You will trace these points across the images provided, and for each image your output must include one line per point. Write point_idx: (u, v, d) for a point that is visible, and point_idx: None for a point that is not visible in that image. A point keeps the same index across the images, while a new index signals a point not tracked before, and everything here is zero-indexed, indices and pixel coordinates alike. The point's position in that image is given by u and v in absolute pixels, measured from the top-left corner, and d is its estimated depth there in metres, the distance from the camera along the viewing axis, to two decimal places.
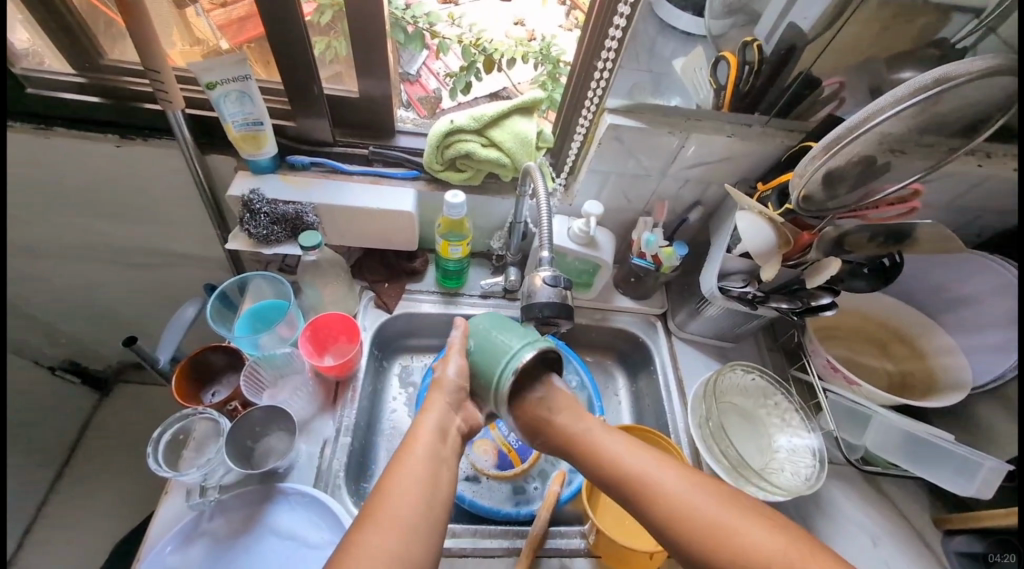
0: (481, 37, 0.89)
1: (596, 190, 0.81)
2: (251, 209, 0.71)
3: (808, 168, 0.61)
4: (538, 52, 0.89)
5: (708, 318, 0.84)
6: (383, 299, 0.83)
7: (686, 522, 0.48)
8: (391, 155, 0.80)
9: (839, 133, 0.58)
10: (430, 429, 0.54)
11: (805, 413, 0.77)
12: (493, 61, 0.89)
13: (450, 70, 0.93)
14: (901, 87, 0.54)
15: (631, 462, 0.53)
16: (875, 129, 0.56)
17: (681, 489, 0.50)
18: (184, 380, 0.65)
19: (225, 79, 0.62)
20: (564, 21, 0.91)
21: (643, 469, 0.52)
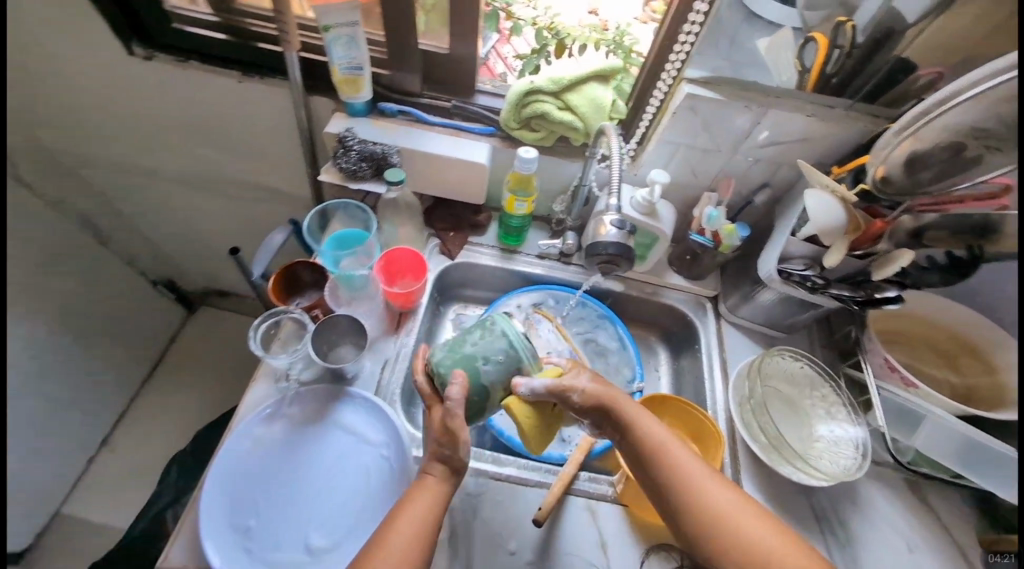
0: (555, 21, 0.95)
1: (664, 163, 0.82)
2: (345, 145, 0.79)
3: (884, 147, 0.62)
4: (610, 41, 0.91)
5: (761, 303, 0.85)
6: (447, 246, 0.90)
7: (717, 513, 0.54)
8: (472, 110, 0.86)
9: (922, 110, 0.59)
10: (423, 509, 0.53)
11: (853, 407, 0.76)
12: (564, 45, 0.89)
13: (518, 52, 0.98)
14: (999, 63, 0.53)
15: (675, 455, 0.57)
16: (962, 110, 0.56)
17: (731, 505, 0.55)
18: (280, 283, 0.75)
19: (338, 23, 0.70)
20: (638, 14, 0.96)
21: (685, 464, 0.57)
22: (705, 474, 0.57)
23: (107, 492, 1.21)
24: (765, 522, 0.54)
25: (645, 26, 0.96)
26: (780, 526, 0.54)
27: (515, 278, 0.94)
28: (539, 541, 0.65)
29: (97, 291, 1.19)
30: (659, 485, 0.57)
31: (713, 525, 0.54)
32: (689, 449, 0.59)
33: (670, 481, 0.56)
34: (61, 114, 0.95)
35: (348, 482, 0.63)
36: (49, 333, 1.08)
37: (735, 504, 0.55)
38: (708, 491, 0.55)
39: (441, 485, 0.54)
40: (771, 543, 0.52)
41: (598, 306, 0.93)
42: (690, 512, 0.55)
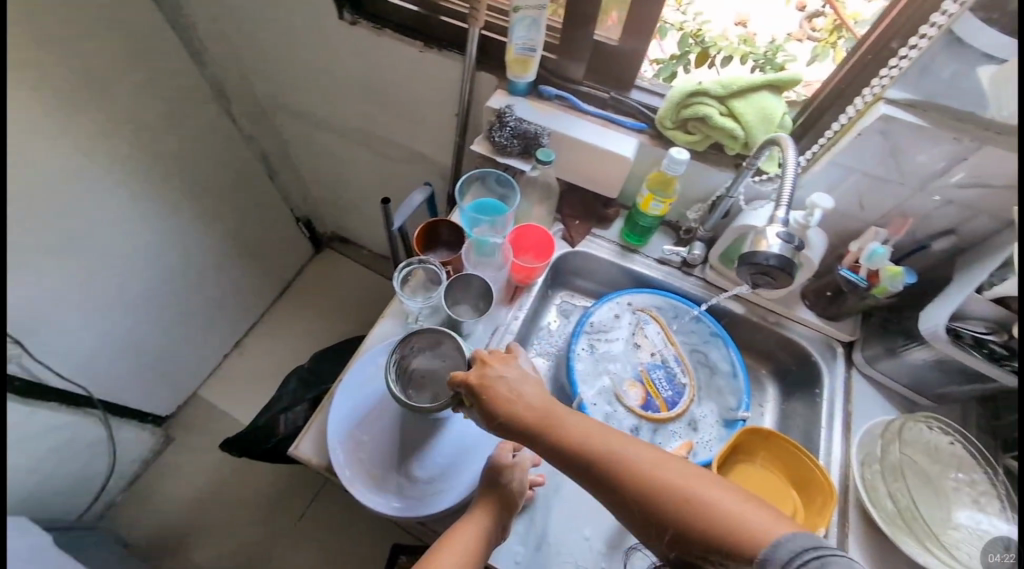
0: (703, 28, 0.90)
1: (828, 187, 0.75)
2: (502, 120, 0.84)
3: None
4: (762, 56, 0.89)
5: (912, 362, 0.75)
6: (571, 234, 0.92)
7: (649, 486, 0.46)
8: (628, 105, 0.87)
9: None
10: (472, 534, 0.58)
11: (1009, 505, 0.65)
12: (707, 54, 0.89)
13: (661, 55, 0.93)
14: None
15: (592, 443, 0.50)
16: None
17: (649, 460, 0.48)
18: (422, 236, 0.82)
19: (527, 5, 0.74)
20: (793, 28, 0.92)
21: (610, 447, 0.49)
22: (620, 438, 0.50)
23: (233, 388, 1.48)
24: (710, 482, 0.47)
25: (802, 44, 0.90)
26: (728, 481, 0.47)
27: (627, 277, 0.94)
28: (613, 535, 0.65)
29: (255, 218, 1.42)
30: (596, 474, 0.49)
31: (670, 499, 0.46)
32: (609, 427, 0.52)
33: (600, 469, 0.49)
34: (271, 66, 1.13)
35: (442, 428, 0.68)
36: (219, 243, 1.32)
37: (666, 472, 0.47)
38: (635, 465, 0.48)
39: (487, 510, 0.60)
40: (724, 507, 0.44)
41: (712, 323, 0.88)
42: (639, 494, 0.47)
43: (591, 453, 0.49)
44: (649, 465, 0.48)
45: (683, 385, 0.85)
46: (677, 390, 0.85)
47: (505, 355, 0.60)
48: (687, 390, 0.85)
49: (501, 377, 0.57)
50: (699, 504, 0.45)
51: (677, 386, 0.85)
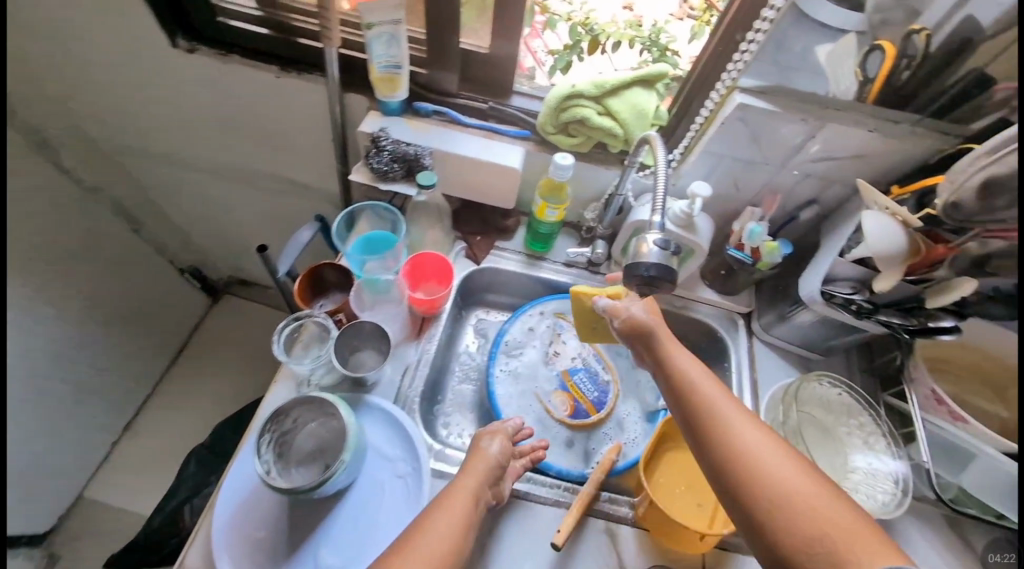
0: (591, 16, 0.91)
1: (706, 174, 0.78)
2: (378, 145, 0.78)
3: (963, 170, 0.56)
4: (646, 38, 0.90)
5: (799, 324, 0.81)
6: (474, 251, 0.91)
7: (768, 477, 0.46)
8: (507, 113, 0.84)
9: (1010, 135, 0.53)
10: (465, 493, 0.59)
11: (892, 439, 0.72)
12: (598, 41, 0.90)
13: (551, 48, 0.94)
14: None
15: (744, 428, 0.50)
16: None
17: (740, 421, 0.51)
18: (305, 285, 0.75)
19: (382, 22, 0.68)
20: (675, 9, 0.91)
21: (742, 429, 0.50)
22: (719, 394, 0.54)
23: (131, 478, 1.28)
24: (796, 463, 0.47)
25: (683, 23, 0.90)
26: (850, 504, 0.45)
27: (539, 285, 0.94)
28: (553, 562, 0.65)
29: (123, 279, 1.22)
30: (683, 406, 0.55)
31: (763, 489, 0.46)
32: (766, 432, 0.50)
33: (688, 399, 0.55)
34: (104, 106, 0.97)
35: (359, 497, 0.64)
36: (79, 316, 1.12)
37: (801, 479, 0.46)
38: (768, 458, 0.47)
39: (482, 469, 0.63)
40: (834, 520, 0.43)
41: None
42: (712, 436, 0.51)
43: (727, 430, 0.50)
44: (775, 462, 0.47)
45: (608, 383, 0.85)
46: (602, 389, 0.85)
47: (642, 302, 0.69)
48: (612, 387, 0.85)
49: (628, 318, 0.68)
50: (802, 504, 0.44)
51: (601, 385, 0.85)
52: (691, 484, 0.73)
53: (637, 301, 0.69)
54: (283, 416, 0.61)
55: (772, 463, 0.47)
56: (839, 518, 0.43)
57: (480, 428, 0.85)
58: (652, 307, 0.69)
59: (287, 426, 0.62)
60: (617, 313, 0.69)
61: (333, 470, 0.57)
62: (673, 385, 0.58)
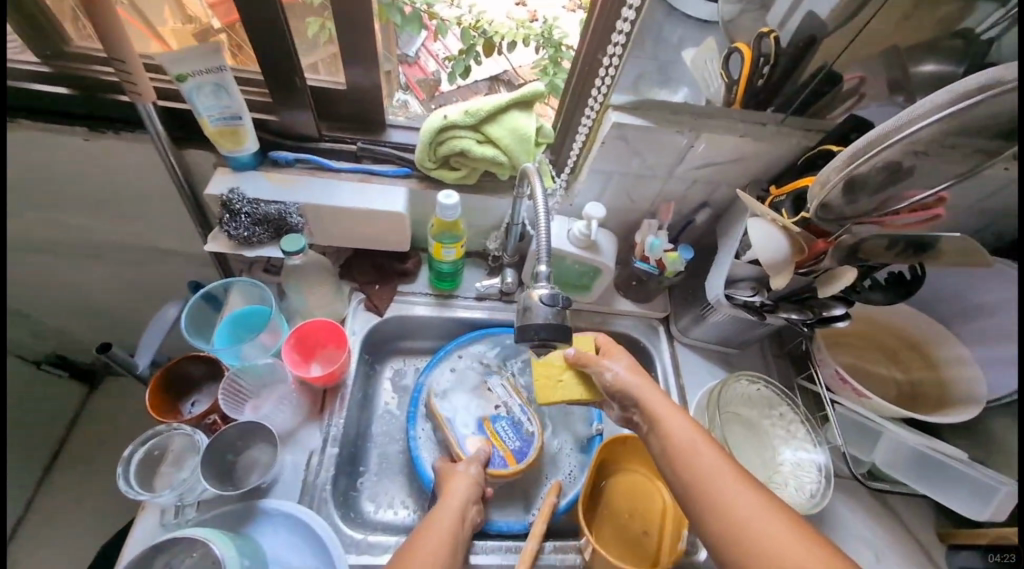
0: (482, 19, 0.88)
1: (599, 190, 0.76)
2: (232, 209, 0.67)
3: (830, 175, 0.57)
4: (539, 35, 0.86)
5: (715, 322, 0.81)
6: (374, 302, 0.82)
7: (733, 517, 0.45)
8: (381, 152, 0.76)
9: (866, 142, 0.53)
10: (450, 512, 0.60)
11: (811, 424, 0.74)
12: (492, 43, 0.88)
13: (449, 53, 0.90)
14: (938, 94, 0.49)
15: (710, 465, 0.49)
16: (906, 140, 0.51)
17: (751, 502, 0.46)
18: (161, 391, 0.63)
19: (197, 71, 0.57)
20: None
21: (710, 466, 0.49)
22: (722, 470, 0.48)
23: None
24: (810, 544, 0.43)
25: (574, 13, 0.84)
26: (830, 550, 0.42)
27: (455, 325, 0.87)
28: None
29: None
30: (689, 482, 0.49)
31: (731, 529, 0.45)
32: (739, 468, 0.49)
33: (689, 473, 0.50)
34: None
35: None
36: None
37: (768, 519, 0.44)
38: (735, 497, 0.46)
39: (465, 488, 0.65)
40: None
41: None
42: (729, 525, 0.45)
43: (698, 468, 0.49)
44: (745, 503, 0.46)
45: (532, 434, 0.77)
46: (524, 439, 0.77)
47: (621, 355, 0.62)
48: (537, 440, 0.76)
49: (611, 376, 0.60)
50: (767, 547, 0.43)
51: (524, 435, 0.77)
52: (634, 510, 0.71)
53: (617, 355, 0.62)
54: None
55: (740, 503, 0.46)
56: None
57: (411, 493, 0.76)
58: (632, 362, 0.62)
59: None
60: (598, 370, 0.61)
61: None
62: (671, 459, 0.52)
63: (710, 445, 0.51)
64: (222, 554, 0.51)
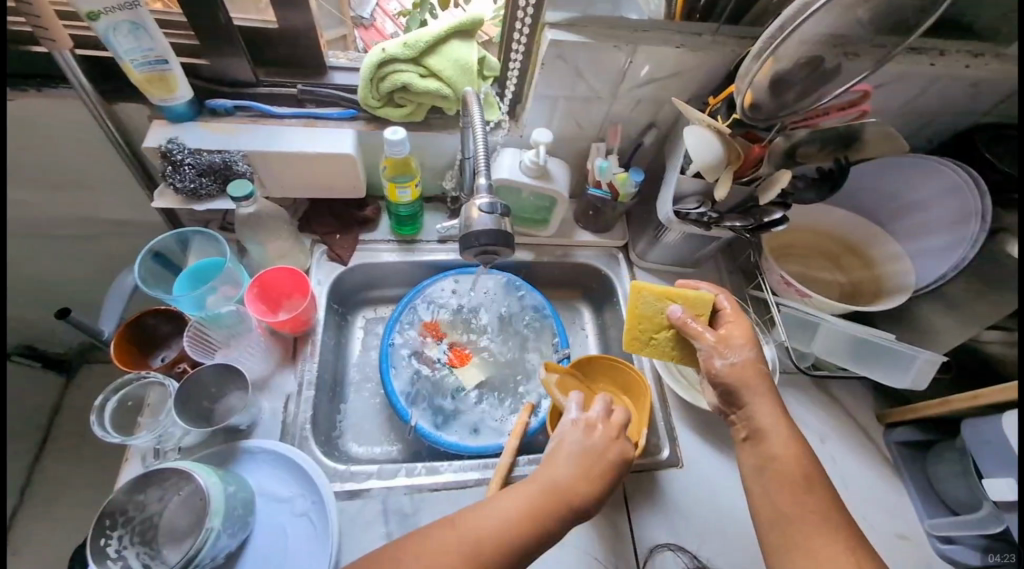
0: None
1: (547, 118, 0.76)
2: (173, 160, 0.65)
3: (750, 70, 0.57)
4: None
5: (669, 242, 0.84)
6: (336, 252, 0.82)
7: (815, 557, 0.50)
8: (322, 94, 0.74)
9: (776, 29, 0.55)
10: (537, 490, 0.54)
11: (759, 327, 0.80)
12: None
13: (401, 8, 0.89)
14: None
15: (807, 508, 0.53)
16: (822, 29, 0.55)
17: (819, 526, 0.52)
18: (126, 347, 0.63)
19: (109, 9, 0.55)
20: None
21: (811, 509, 0.53)
22: (803, 497, 0.54)
23: None
24: None
25: None
26: None
27: (422, 269, 0.89)
28: None
29: None
30: (772, 497, 0.55)
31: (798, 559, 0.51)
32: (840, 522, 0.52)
33: (773, 476, 0.56)
34: None
35: (264, 548, 0.59)
36: None
37: None
38: (826, 551, 0.50)
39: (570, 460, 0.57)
40: None
41: (523, 283, 0.88)
42: (798, 547, 0.51)
43: (796, 507, 0.53)
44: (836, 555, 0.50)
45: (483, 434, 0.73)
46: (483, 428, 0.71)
47: (742, 344, 0.61)
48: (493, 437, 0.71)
49: (725, 365, 0.60)
50: None
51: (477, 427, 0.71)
52: None
53: (734, 344, 0.61)
54: (128, 505, 0.53)
55: (831, 554, 0.50)
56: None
57: (393, 430, 0.80)
58: (751, 355, 0.61)
59: (150, 510, 0.55)
60: (710, 355, 0.61)
61: (200, 540, 0.51)
62: (764, 462, 0.57)
63: (821, 488, 0.54)
64: (206, 483, 0.53)
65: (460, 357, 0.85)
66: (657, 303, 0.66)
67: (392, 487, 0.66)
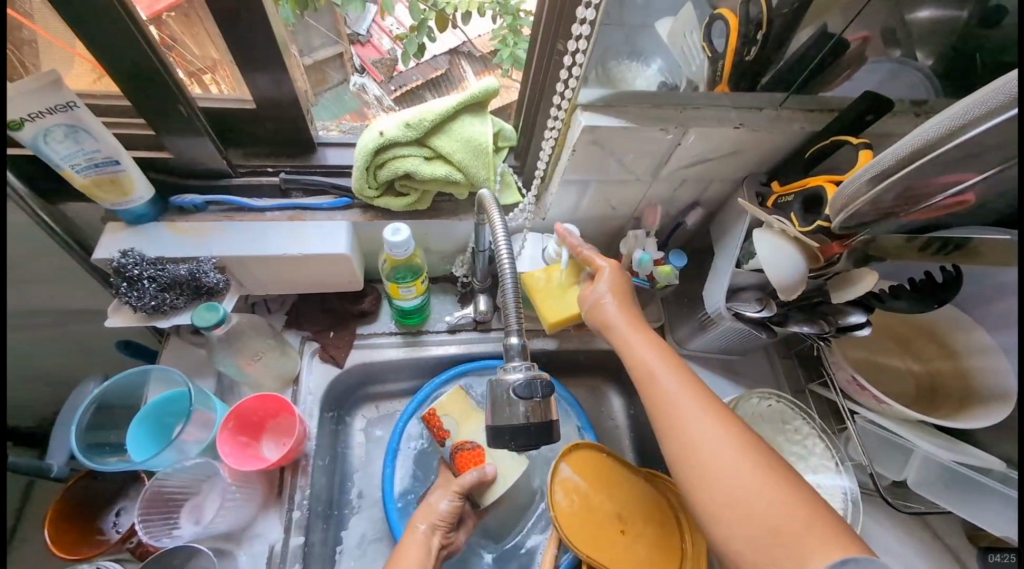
0: None
1: (574, 201, 0.66)
2: (127, 277, 0.54)
3: (855, 192, 0.46)
4: (495, 3, 0.77)
5: (716, 334, 0.72)
6: (331, 352, 0.71)
7: (695, 453, 0.47)
8: (311, 181, 0.63)
9: (914, 147, 0.42)
10: (416, 553, 0.56)
11: (829, 438, 0.67)
12: (445, 17, 0.78)
13: (400, 29, 0.82)
14: (1012, 80, 0.37)
15: (688, 408, 0.49)
16: (951, 141, 0.40)
17: (712, 443, 0.47)
18: (66, 525, 0.52)
19: (33, 114, 0.43)
20: None
21: (674, 388, 0.51)
22: (709, 416, 0.49)
23: None
24: (775, 485, 0.43)
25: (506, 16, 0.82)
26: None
27: (429, 363, 0.76)
28: None
29: None
30: (655, 416, 0.51)
31: (682, 468, 0.48)
32: (714, 403, 0.49)
33: (653, 401, 0.52)
34: None
35: None
36: None
37: (741, 471, 0.44)
38: (690, 422, 0.48)
39: (431, 523, 0.59)
40: (780, 518, 0.42)
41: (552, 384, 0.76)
42: (684, 463, 0.47)
43: (666, 391, 0.51)
44: (706, 435, 0.47)
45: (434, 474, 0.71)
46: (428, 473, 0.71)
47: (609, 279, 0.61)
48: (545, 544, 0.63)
49: (600, 293, 0.60)
50: (730, 481, 0.44)
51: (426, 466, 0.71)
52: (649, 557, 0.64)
53: (607, 274, 0.61)
54: None
55: (700, 437, 0.47)
56: (780, 506, 0.42)
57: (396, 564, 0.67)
58: (621, 288, 0.61)
59: None
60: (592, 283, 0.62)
61: None
62: (650, 405, 0.52)
63: (700, 405, 0.49)
64: None
65: (472, 460, 0.66)
66: (548, 278, 0.66)
67: None
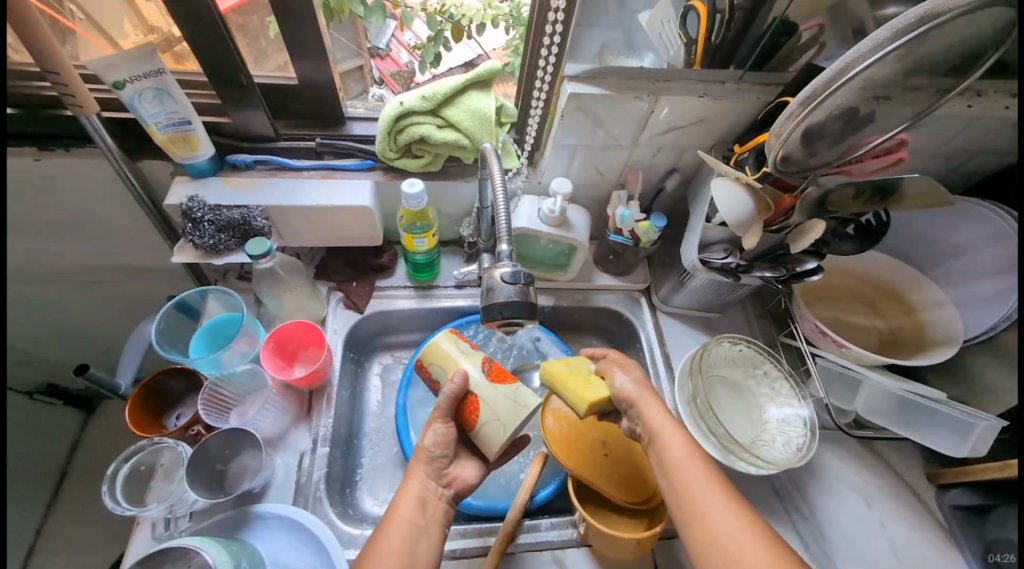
0: (448, 3, 0.89)
1: (566, 166, 0.76)
2: (193, 218, 0.65)
3: (785, 126, 0.55)
4: (508, 16, 0.88)
5: (693, 289, 0.80)
6: (353, 300, 0.81)
7: (723, 543, 0.49)
8: (341, 145, 0.74)
9: (818, 85, 0.52)
10: (412, 495, 0.57)
11: (795, 380, 0.74)
12: (460, 28, 0.89)
13: (417, 41, 0.94)
14: (887, 27, 0.48)
15: (719, 506, 0.52)
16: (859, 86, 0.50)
17: (740, 538, 0.49)
18: (141, 411, 0.64)
19: (134, 77, 0.55)
20: None
21: (703, 485, 0.53)
22: (733, 508, 0.51)
23: None
24: None
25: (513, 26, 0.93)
26: None
27: (439, 314, 0.86)
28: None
29: None
30: (681, 501, 0.54)
31: (710, 557, 0.50)
32: (739, 501, 0.52)
33: (680, 489, 0.54)
34: None
35: None
36: None
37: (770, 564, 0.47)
38: (718, 515, 0.51)
39: (424, 467, 0.59)
40: None
41: (547, 334, 0.86)
42: (710, 546, 0.50)
43: (694, 486, 0.54)
44: (733, 527, 0.50)
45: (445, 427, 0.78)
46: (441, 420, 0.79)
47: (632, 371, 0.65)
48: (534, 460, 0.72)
49: (621, 384, 0.63)
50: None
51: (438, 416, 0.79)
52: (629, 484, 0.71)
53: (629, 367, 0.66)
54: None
55: (728, 528, 0.50)
56: None
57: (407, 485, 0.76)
58: (642, 377, 0.64)
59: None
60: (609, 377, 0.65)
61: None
62: (675, 493, 0.55)
63: (726, 500, 0.52)
64: (213, 560, 0.50)
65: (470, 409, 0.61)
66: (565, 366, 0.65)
67: (462, 550, 0.66)
